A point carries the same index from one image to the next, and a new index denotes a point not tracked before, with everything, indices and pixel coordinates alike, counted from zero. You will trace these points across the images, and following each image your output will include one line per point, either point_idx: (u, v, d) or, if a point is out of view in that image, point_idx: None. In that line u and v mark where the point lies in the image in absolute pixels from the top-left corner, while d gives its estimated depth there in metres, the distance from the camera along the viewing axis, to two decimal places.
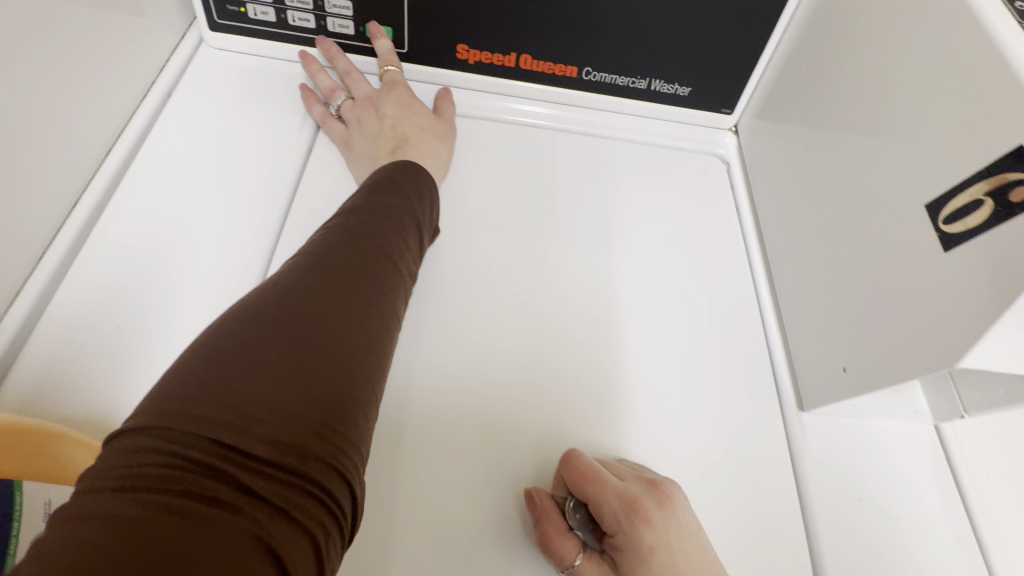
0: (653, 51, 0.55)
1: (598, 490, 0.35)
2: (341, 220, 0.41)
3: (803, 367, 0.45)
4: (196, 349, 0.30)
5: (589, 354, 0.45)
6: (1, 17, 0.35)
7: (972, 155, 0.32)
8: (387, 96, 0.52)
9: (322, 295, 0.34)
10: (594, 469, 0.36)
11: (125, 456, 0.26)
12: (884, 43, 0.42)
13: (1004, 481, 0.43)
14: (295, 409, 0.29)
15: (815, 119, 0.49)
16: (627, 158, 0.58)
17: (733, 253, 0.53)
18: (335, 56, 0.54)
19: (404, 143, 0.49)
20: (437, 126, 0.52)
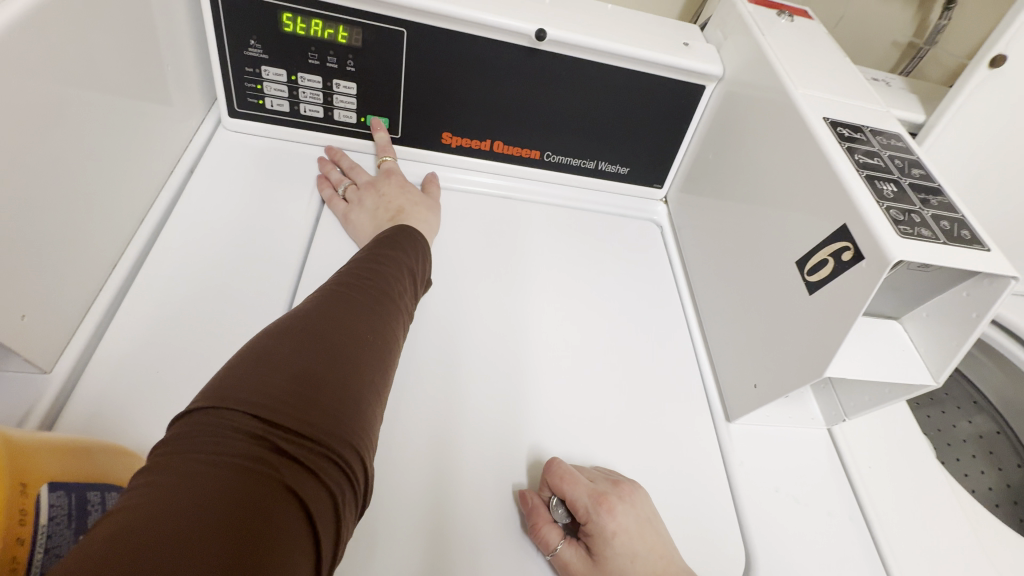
0: (598, 142, 0.69)
1: (573, 488, 0.44)
2: (355, 262, 0.48)
3: (727, 386, 0.57)
4: (248, 349, 0.36)
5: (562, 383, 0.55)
6: (68, 116, 0.42)
7: (817, 227, 0.47)
8: (385, 181, 0.61)
9: (345, 312, 0.41)
10: (569, 471, 0.45)
11: (190, 429, 0.32)
12: (763, 138, 0.57)
13: (879, 470, 0.56)
14: (324, 396, 0.35)
15: (722, 192, 0.64)
16: (581, 223, 0.71)
17: (669, 298, 0.66)
18: (340, 157, 0.64)
19: (401, 214, 0.58)
20: (428, 203, 0.61)
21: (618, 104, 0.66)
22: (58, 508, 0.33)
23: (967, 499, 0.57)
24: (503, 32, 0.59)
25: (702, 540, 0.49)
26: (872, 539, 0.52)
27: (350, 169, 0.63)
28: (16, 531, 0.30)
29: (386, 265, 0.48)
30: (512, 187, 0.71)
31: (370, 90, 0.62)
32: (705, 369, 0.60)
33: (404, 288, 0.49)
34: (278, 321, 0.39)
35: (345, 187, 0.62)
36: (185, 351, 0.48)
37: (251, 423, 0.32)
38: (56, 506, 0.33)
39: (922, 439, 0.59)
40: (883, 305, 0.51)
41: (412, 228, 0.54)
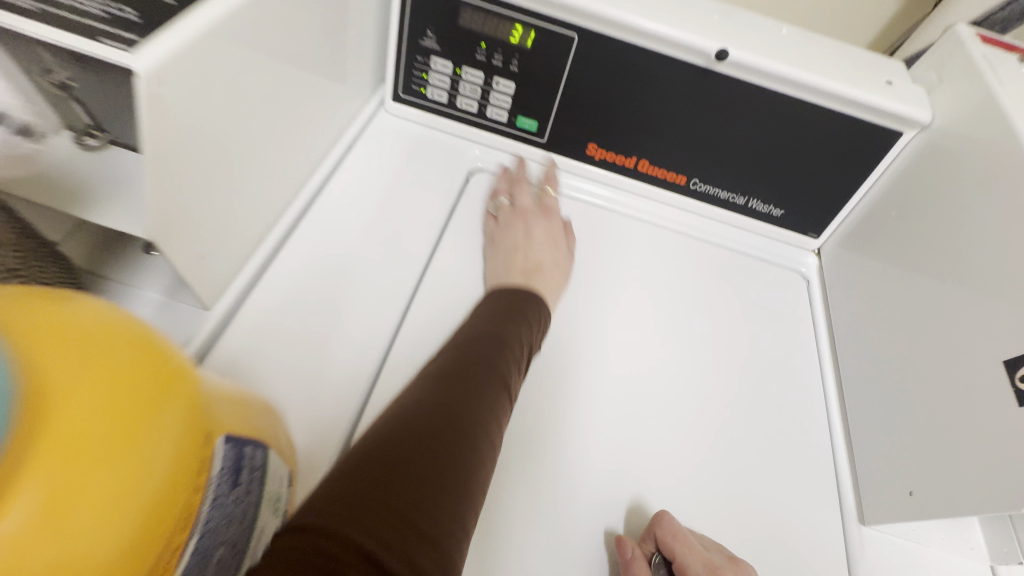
0: (755, 177, 0.63)
1: (685, 550, 0.41)
2: (465, 342, 0.47)
3: (867, 484, 0.49)
4: (352, 460, 0.35)
5: (671, 431, 0.50)
6: (271, 86, 0.46)
7: None
8: (537, 216, 0.60)
9: (454, 415, 0.40)
10: (682, 531, 0.42)
11: (285, 549, 0.30)
12: (978, 206, 0.48)
13: None
14: (427, 527, 0.34)
15: (902, 258, 0.55)
16: (717, 261, 0.65)
17: (808, 364, 0.59)
18: (518, 164, 0.66)
19: (537, 270, 0.55)
20: (567, 265, 0.58)
21: (790, 140, 0.60)
22: (227, 467, 0.27)
23: None
24: (680, 48, 0.55)
25: None
26: None
27: (514, 187, 0.63)
28: (188, 491, 0.24)
29: (500, 345, 0.46)
30: (648, 209, 0.67)
31: (528, 92, 0.62)
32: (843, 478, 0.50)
33: (515, 373, 0.46)
34: (383, 426, 0.38)
35: (501, 207, 0.62)
36: (321, 317, 0.51)
37: (356, 552, 0.31)
38: (226, 463, 0.27)
39: None
40: None
41: (540, 296, 0.53)
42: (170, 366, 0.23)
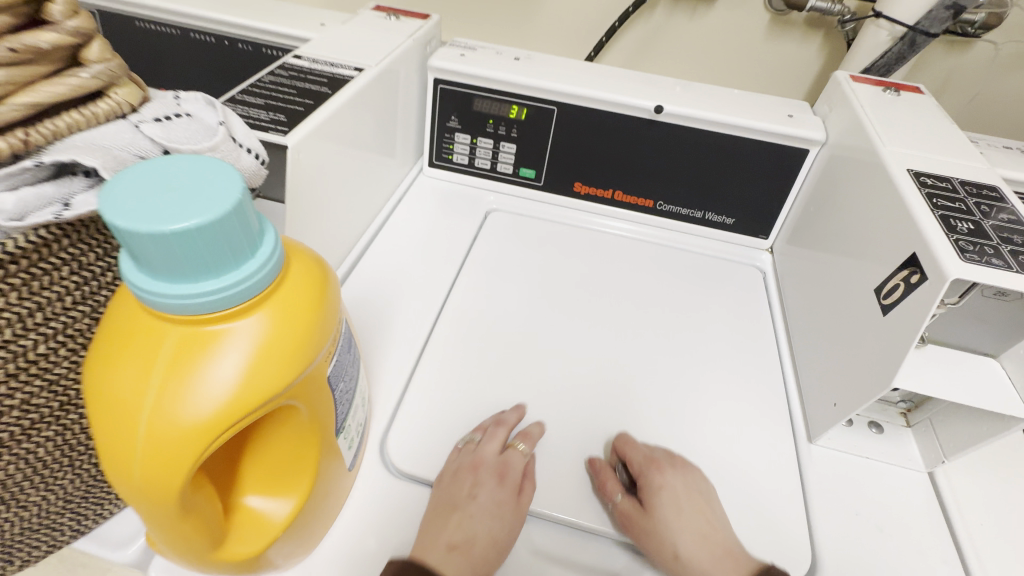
0: (705, 195, 0.81)
1: (631, 449, 0.56)
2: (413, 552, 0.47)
3: (813, 410, 0.61)
4: None
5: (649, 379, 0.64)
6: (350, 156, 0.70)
7: (893, 258, 0.52)
8: (488, 481, 0.51)
9: None
10: (629, 438, 0.57)
11: None
12: (856, 191, 0.64)
13: (988, 524, 0.54)
14: None
15: (820, 240, 0.70)
16: (685, 261, 0.82)
17: (765, 332, 0.72)
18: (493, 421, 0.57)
19: (465, 546, 0.47)
20: (515, 506, 0.51)
21: (725, 164, 0.78)
22: (347, 340, 0.43)
23: None
24: (629, 108, 0.77)
25: (767, 533, 0.52)
26: None
27: (487, 429, 0.56)
28: (334, 340, 0.39)
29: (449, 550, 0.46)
30: (626, 228, 0.86)
31: (526, 150, 0.85)
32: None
33: None
34: None
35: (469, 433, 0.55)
36: (383, 310, 0.70)
37: None
38: (346, 337, 0.43)
39: None
40: (977, 340, 0.53)
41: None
42: (327, 265, 0.39)
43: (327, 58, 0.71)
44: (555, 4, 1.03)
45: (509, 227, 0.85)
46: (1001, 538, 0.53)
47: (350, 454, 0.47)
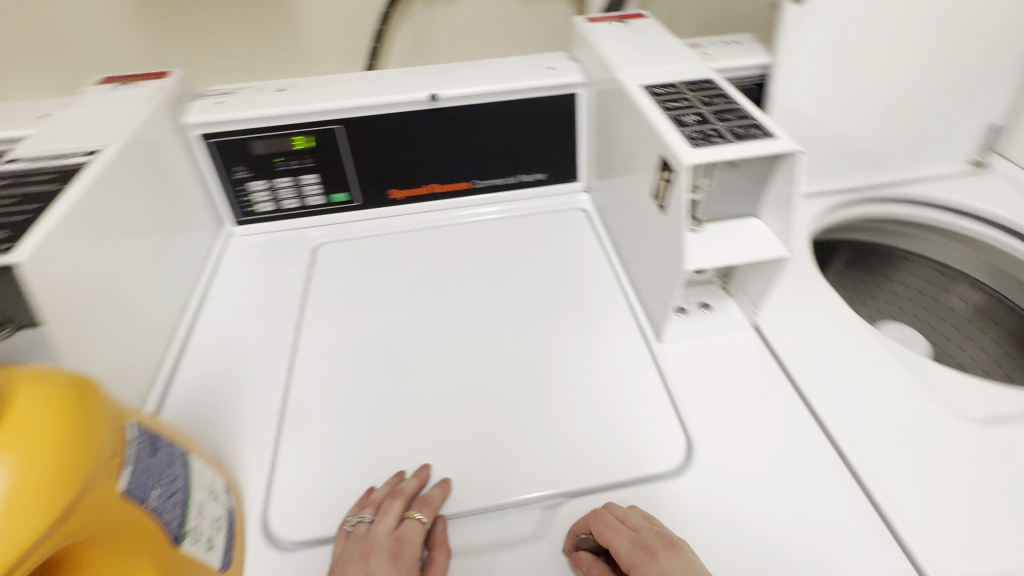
0: (512, 160, 0.85)
1: (615, 536, 0.47)
2: None
3: (654, 313, 0.68)
4: None
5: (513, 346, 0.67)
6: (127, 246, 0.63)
7: (654, 163, 0.60)
8: (382, 566, 0.46)
9: None
10: (611, 520, 0.48)
11: None
12: (620, 116, 0.72)
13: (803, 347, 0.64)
14: None
15: (614, 167, 0.78)
16: (517, 226, 0.85)
17: (602, 263, 0.78)
18: (388, 493, 0.52)
19: None
20: None
21: (515, 127, 0.83)
22: (139, 444, 0.40)
23: (892, 349, 0.65)
24: (406, 104, 0.78)
25: (645, 434, 0.57)
26: (805, 402, 0.60)
27: (381, 504, 0.51)
28: (112, 453, 0.36)
29: None
30: (456, 215, 0.87)
31: (329, 175, 0.82)
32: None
33: None
34: None
35: (358, 520, 0.50)
36: (228, 390, 0.64)
37: None
38: (137, 441, 0.40)
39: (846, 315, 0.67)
40: (741, 206, 0.60)
41: None
42: (77, 379, 0.36)
43: (53, 153, 0.63)
44: (311, 26, 1.00)
45: (341, 256, 0.82)
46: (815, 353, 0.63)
47: (216, 554, 0.44)
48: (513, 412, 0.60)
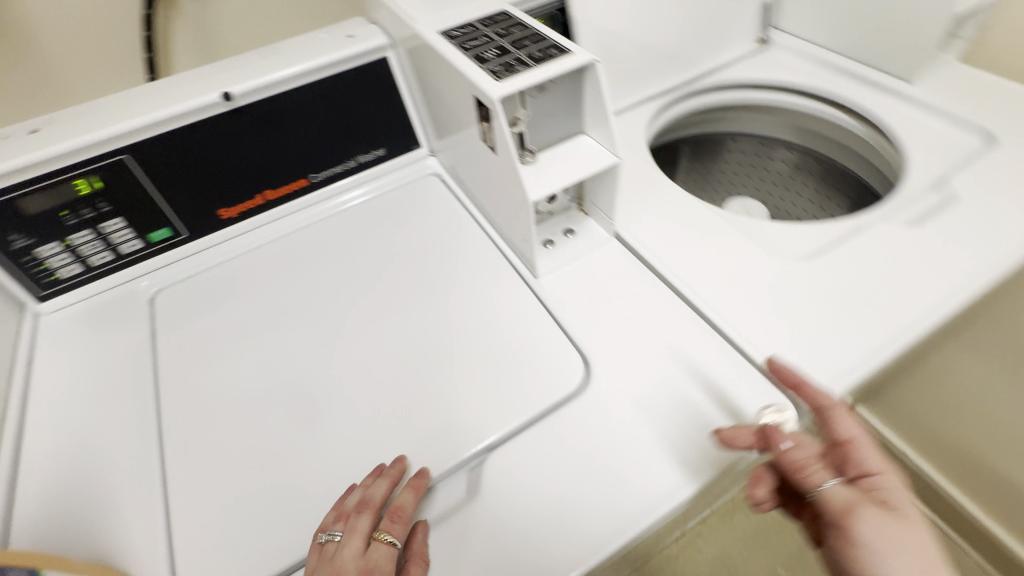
0: (343, 143, 0.81)
1: (752, 433, 0.51)
2: None
3: (524, 253, 0.69)
4: None
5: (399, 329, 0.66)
6: None
7: (472, 108, 0.59)
8: None
9: None
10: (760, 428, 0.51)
11: None
12: (433, 70, 0.71)
13: (659, 241, 0.70)
14: None
15: (447, 123, 0.77)
16: (372, 210, 0.82)
17: (465, 221, 0.79)
18: (368, 499, 0.51)
19: None
20: None
21: (334, 110, 0.78)
22: None
23: (729, 220, 0.73)
24: (199, 111, 0.70)
25: (544, 363, 0.60)
26: (671, 286, 0.65)
27: (348, 520, 0.50)
28: None
29: None
30: (303, 216, 0.81)
31: (137, 213, 0.72)
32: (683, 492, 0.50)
33: None
34: None
35: (329, 537, 0.49)
36: (94, 484, 0.56)
37: None
38: None
39: (684, 205, 0.75)
40: (566, 126, 0.62)
41: None
42: None
43: None
44: None
45: (185, 299, 0.73)
46: (669, 243, 0.70)
47: None
48: (416, 390, 0.60)
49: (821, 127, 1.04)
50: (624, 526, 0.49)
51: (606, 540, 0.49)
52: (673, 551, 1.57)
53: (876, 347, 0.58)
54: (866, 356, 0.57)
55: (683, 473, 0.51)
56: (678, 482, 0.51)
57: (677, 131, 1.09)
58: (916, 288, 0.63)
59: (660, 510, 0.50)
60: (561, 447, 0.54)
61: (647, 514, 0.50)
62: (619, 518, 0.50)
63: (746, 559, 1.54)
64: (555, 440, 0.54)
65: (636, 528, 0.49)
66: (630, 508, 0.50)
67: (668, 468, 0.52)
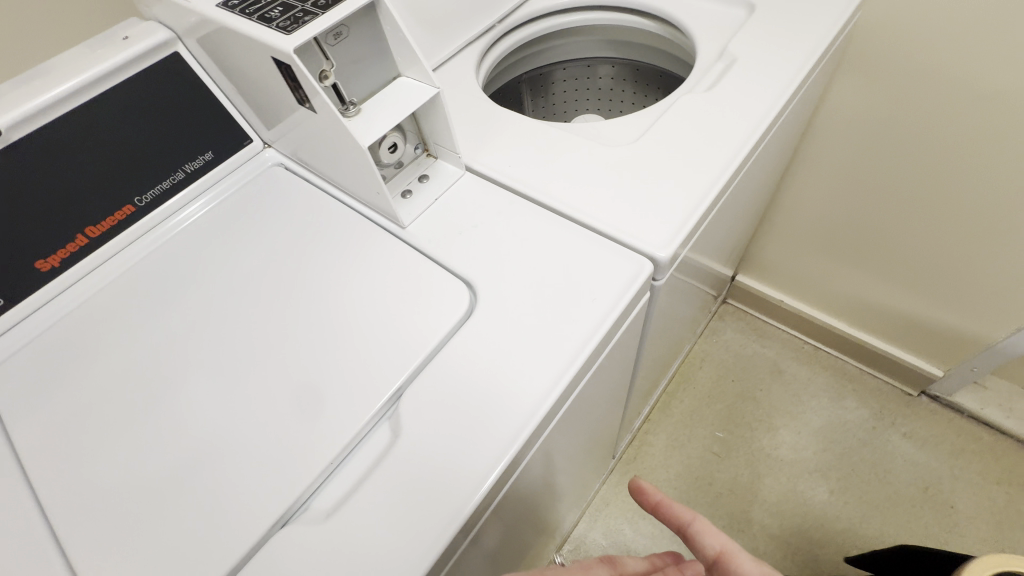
0: (161, 157, 0.75)
1: None
2: None
3: (386, 209, 0.71)
4: None
5: (282, 318, 0.65)
6: None
7: (275, 74, 0.58)
8: None
9: None
10: None
11: None
12: (229, 51, 0.67)
13: (509, 162, 0.75)
14: None
15: (267, 104, 0.74)
16: (219, 217, 0.77)
17: (323, 201, 0.78)
18: None
19: None
20: None
21: (135, 119, 0.72)
22: None
23: (566, 128, 0.80)
24: None
25: (432, 297, 0.62)
26: (527, 197, 0.70)
27: None
28: None
29: None
30: (143, 245, 0.74)
31: None
32: (577, 361, 0.57)
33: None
34: None
35: None
36: None
37: None
38: None
39: (524, 127, 0.80)
40: (382, 71, 0.62)
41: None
42: None
43: None
44: None
45: (25, 369, 0.64)
46: (518, 162, 0.75)
47: None
48: (319, 366, 0.60)
49: (629, 36, 1.15)
50: (524, 420, 0.54)
51: (514, 435, 0.54)
52: (632, 452, 1.71)
53: (698, 197, 0.67)
54: (692, 206, 0.66)
55: (563, 358, 0.57)
56: (564, 363, 0.57)
57: (507, 72, 1.16)
58: (718, 142, 0.74)
59: (551, 396, 0.55)
60: (464, 363, 0.58)
61: (539, 406, 0.55)
62: (519, 414, 0.55)
63: (690, 434, 1.72)
64: (459, 360, 0.58)
65: (535, 417, 0.55)
66: (526, 405, 0.55)
67: (555, 351, 0.58)
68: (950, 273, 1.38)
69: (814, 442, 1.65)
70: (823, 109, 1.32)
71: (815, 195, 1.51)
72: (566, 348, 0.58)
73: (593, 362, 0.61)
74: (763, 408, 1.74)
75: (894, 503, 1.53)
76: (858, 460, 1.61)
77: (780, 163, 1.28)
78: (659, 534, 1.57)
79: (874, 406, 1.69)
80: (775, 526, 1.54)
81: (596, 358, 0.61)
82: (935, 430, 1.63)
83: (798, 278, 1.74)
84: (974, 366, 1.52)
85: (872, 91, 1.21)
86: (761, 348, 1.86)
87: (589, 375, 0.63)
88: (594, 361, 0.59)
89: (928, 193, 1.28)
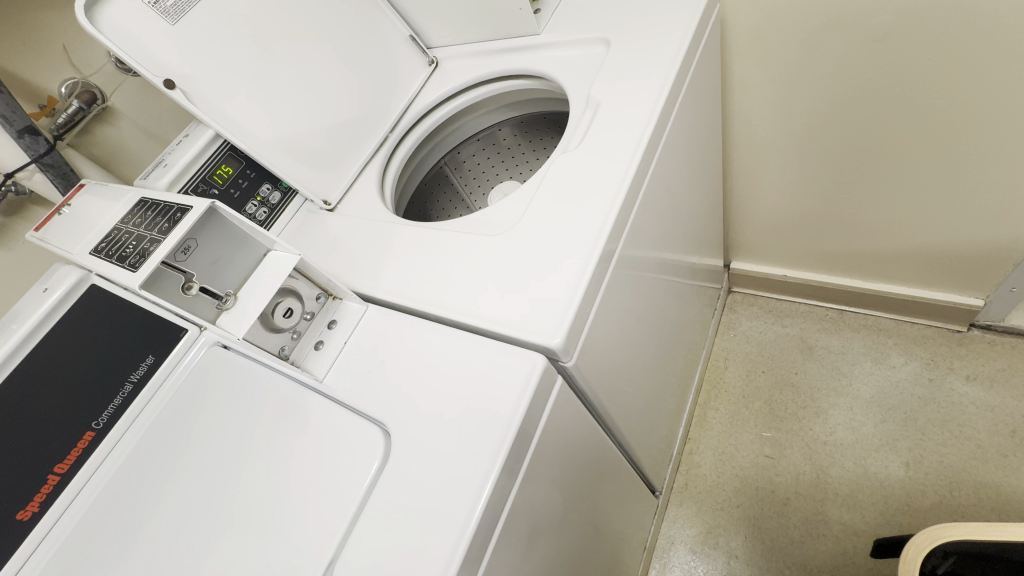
0: (111, 375, 0.75)
1: None
2: None
3: (301, 367, 0.74)
4: None
5: (238, 513, 0.63)
6: None
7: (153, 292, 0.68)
8: None
9: None
10: None
11: None
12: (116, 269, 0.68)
13: (404, 282, 0.78)
14: None
15: None
16: (165, 417, 0.73)
17: (255, 373, 0.75)
18: None
19: None
20: None
21: (74, 351, 0.75)
22: None
23: (450, 226, 0.82)
24: None
25: (353, 450, 0.64)
26: (425, 316, 0.73)
27: None
28: None
29: None
30: (99, 472, 0.69)
31: None
32: (503, 453, 0.57)
33: None
34: None
35: None
36: None
37: None
38: None
39: (412, 238, 0.83)
40: (249, 254, 0.73)
41: None
42: None
43: None
44: None
45: None
46: (411, 280, 0.77)
47: None
48: (268, 556, 0.60)
49: (516, 96, 1.16)
50: (462, 525, 0.55)
51: (454, 551, 0.54)
52: (682, 479, 1.62)
53: (579, 267, 0.67)
54: (577, 277, 0.66)
55: (489, 448, 0.58)
56: (492, 454, 0.58)
57: (416, 170, 1.20)
58: (593, 196, 0.73)
59: (489, 479, 0.57)
60: (392, 508, 0.59)
61: (478, 494, 0.56)
62: (444, 555, 0.54)
63: (736, 442, 1.61)
64: (387, 505, 0.60)
65: (475, 508, 0.56)
66: (459, 512, 0.56)
67: (475, 460, 0.58)
68: (932, 204, 1.28)
69: (871, 415, 1.51)
70: (735, 93, 1.28)
71: (767, 172, 1.44)
72: (491, 441, 0.59)
73: (519, 462, 0.60)
74: (804, 393, 1.61)
75: (981, 459, 1.37)
76: (925, 421, 1.46)
77: (712, 157, 1.25)
78: (735, 562, 1.45)
79: (922, 356, 1.55)
80: (858, 520, 1.39)
81: (523, 454, 0.61)
82: (999, 364, 1.47)
83: (787, 250, 1.65)
84: (1013, 286, 1.36)
85: (773, 62, 1.17)
86: (782, 328, 1.75)
87: (523, 476, 0.62)
88: (521, 445, 0.59)
89: (871, 136, 1.21)
